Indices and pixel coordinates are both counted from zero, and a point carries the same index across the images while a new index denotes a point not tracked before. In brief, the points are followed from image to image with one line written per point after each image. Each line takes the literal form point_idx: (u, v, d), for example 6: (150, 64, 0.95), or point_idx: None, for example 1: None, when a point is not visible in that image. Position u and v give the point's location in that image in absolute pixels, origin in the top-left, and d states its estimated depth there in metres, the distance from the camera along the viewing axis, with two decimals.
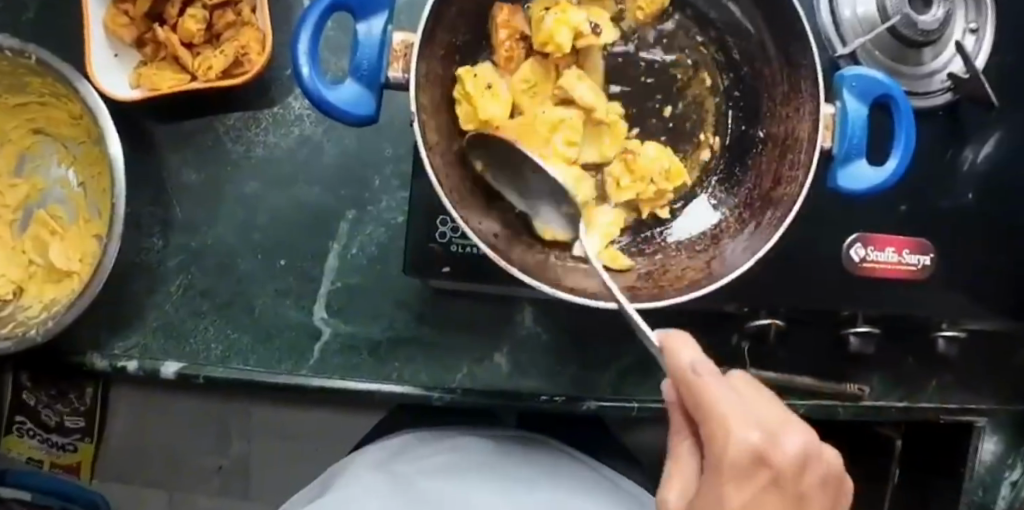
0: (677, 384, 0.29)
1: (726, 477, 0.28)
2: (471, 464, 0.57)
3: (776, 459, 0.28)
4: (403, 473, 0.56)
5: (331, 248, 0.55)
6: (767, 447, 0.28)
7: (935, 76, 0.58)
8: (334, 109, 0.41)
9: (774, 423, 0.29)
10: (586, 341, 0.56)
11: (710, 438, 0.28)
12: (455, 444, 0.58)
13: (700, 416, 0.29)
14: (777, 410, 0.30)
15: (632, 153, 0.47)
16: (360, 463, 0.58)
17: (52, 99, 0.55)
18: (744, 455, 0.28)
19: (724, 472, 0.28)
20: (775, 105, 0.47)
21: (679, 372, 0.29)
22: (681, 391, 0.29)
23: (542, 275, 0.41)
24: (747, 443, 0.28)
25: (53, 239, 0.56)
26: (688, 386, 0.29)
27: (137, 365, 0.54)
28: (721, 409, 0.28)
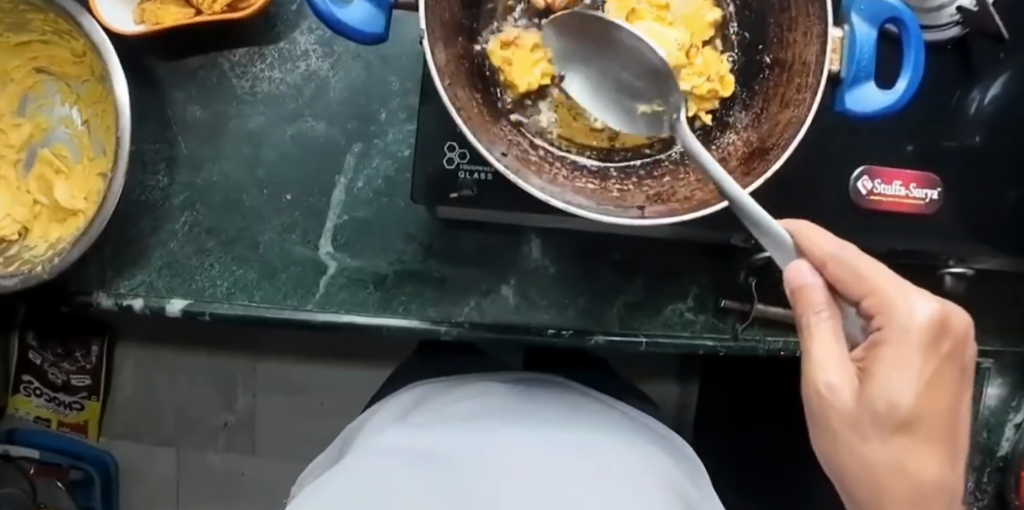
0: (827, 277, 0.33)
1: (910, 348, 0.32)
2: (492, 405, 0.60)
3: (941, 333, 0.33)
4: (430, 419, 0.59)
5: (338, 182, 0.55)
6: (944, 318, 0.33)
7: (946, 10, 0.55)
8: (353, 32, 0.40)
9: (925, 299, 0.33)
10: (592, 273, 0.56)
11: (894, 328, 0.32)
12: (469, 392, 0.63)
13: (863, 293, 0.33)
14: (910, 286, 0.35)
15: (693, 50, 0.47)
16: (376, 418, 0.62)
17: (55, 37, 0.54)
18: (928, 325, 0.32)
19: (905, 367, 0.32)
20: (782, 29, 0.46)
21: (844, 262, 0.33)
22: (848, 283, 0.33)
23: (549, 192, 0.41)
24: (922, 313, 0.33)
25: (58, 178, 0.55)
26: (861, 275, 0.33)
27: (142, 303, 0.54)
28: (889, 288, 0.32)
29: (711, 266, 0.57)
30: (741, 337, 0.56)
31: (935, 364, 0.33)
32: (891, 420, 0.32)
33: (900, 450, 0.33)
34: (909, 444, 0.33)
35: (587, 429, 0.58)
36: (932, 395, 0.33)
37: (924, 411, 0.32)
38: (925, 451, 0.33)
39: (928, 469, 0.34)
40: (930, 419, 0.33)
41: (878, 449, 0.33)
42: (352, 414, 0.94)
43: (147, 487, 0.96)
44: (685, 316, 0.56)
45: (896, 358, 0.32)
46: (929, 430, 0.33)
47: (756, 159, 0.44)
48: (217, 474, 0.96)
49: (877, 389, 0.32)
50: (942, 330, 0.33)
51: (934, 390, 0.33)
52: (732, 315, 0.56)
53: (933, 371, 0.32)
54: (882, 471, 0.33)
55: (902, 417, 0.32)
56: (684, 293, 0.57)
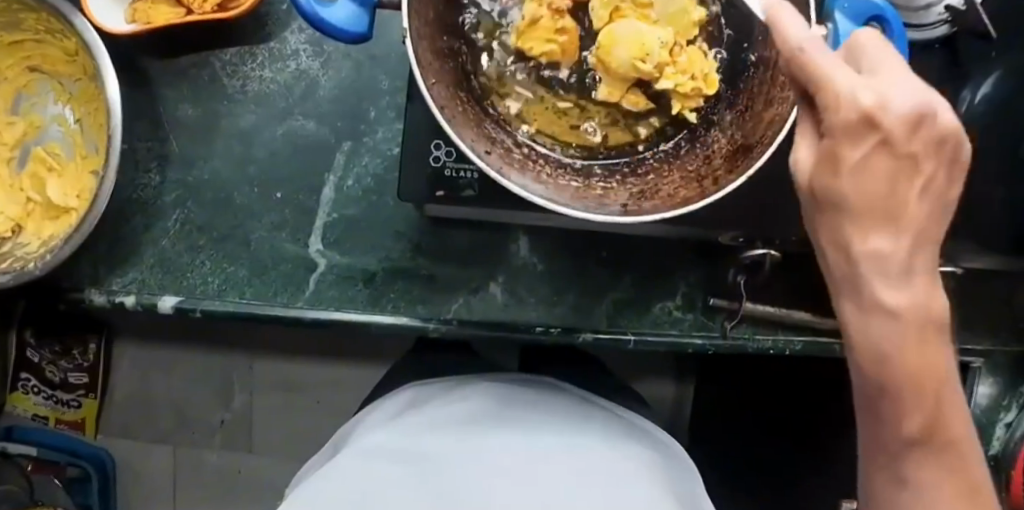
0: (789, 64, 0.30)
1: (835, 134, 0.29)
2: (482, 407, 0.60)
3: (886, 117, 0.28)
4: (422, 421, 0.59)
5: (328, 181, 0.56)
6: (881, 106, 0.28)
7: (933, 9, 0.55)
8: (337, 32, 0.40)
9: (902, 89, 0.29)
10: (581, 271, 0.56)
11: (821, 103, 0.29)
12: (462, 392, 0.63)
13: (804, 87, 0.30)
14: (905, 75, 0.30)
15: (675, 46, 0.47)
16: (369, 419, 0.62)
17: (48, 36, 0.55)
18: (857, 107, 0.28)
19: (839, 130, 0.29)
20: (768, 28, 0.46)
21: (788, 49, 0.30)
22: (793, 69, 0.30)
23: (532, 190, 0.42)
24: (857, 97, 0.28)
25: (51, 176, 0.56)
26: (799, 62, 0.29)
27: (134, 300, 0.55)
28: (823, 73, 0.29)
29: (700, 264, 0.57)
30: (729, 334, 0.56)
31: (865, 145, 0.29)
32: (824, 203, 0.31)
33: (835, 225, 0.31)
34: (847, 228, 0.30)
35: (577, 433, 0.58)
36: (867, 178, 0.29)
37: (851, 194, 0.29)
38: (867, 231, 0.30)
39: (868, 263, 0.30)
40: (853, 184, 0.29)
41: (822, 230, 0.32)
42: (348, 412, 0.94)
43: (144, 484, 0.97)
44: (673, 314, 0.57)
45: (835, 151, 0.29)
46: (868, 211, 0.30)
47: (739, 156, 0.44)
48: (214, 472, 0.96)
49: (823, 178, 0.30)
50: (876, 117, 0.28)
51: (871, 173, 0.29)
52: (721, 313, 0.56)
53: (867, 154, 0.29)
54: (840, 260, 0.31)
55: (828, 195, 0.30)
56: (673, 291, 0.57)
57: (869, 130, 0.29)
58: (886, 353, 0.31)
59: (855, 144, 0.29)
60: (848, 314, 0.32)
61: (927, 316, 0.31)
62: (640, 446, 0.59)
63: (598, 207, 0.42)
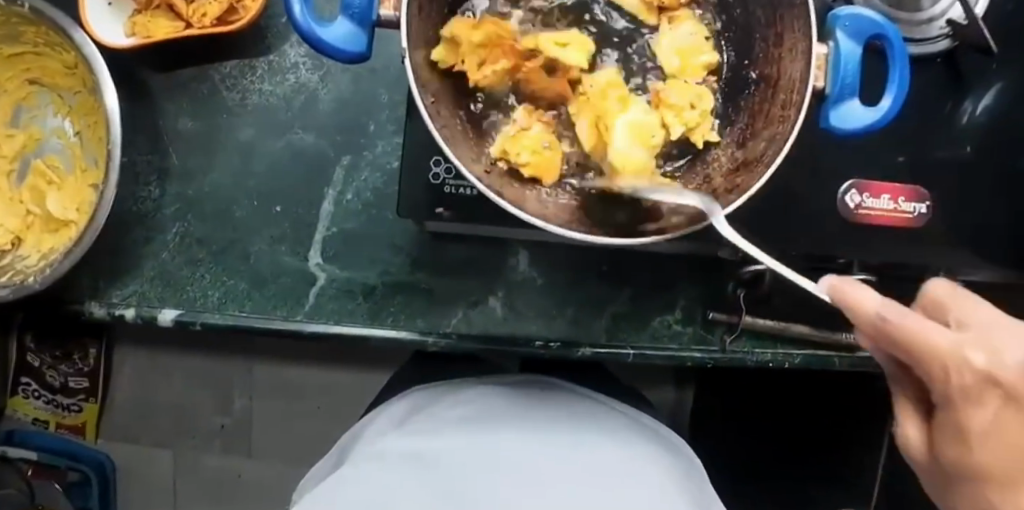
0: (871, 335, 0.29)
1: (955, 401, 0.27)
2: (485, 411, 0.60)
3: (1005, 378, 0.27)
4: (427, 428, 0.58)
5: (327, 194, 0.56)
6: (999, 370, 0.27)
7: (934, 23, 0.56)
8: (334, 51, 0.40)
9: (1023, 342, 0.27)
10: (580, 285, 0.57)
11: (925, 369, 0.27)
12: (464, 396, 0.62)
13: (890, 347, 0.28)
14: (1017, 334, 0.27)
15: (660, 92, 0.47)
16: (374, 425, 0.62)
17: (47, 49, 0.55)
18: (977, 372, 0.27)
19: (957, 397, 0.27)
20: (769, 45, 0.46)
21: (863, 320, 0.28)
22: (874, 336, 0.29)
23: (532, 211, 0.41)
24: (964, 357, 0.26)
25: (50, 189, 0.56)
26: (887, 331, 0.28)
27: (134, 313, 0.55)
28: (916, 342, 0.27)
29: (699, 277, 0.57)
30: (729, 348, 0.56)
31: (993, 412, 0.27)
32: (970, 468, 0.29)
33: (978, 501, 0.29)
34: (995, 492, 0.29)
35: (581, 435, 0.58)
36: (1004, 446, 0.27)
37: (990, 461, 0.28)
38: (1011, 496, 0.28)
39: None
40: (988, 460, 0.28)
41: (967, 490, 0.30)
42: (347, 416, 0.95)
43: (144, 487, 0.97)
44: (673, 328, 0.57)
45: (961, 417, 0.28)
46: (998, 472, 0.28)
47: (740, 174, 0.44)
48: (214, 476, 0.97)
49: (950, 451, 0.30)
50: (995, 377, 0.27)
51: (1009, 442, 0.27)
52: (721, 327, 0.56)
53: (999, 419, 0.27)
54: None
55: (960, 467, 0.29)
56: (673, 305, 0.57)
57: (987, 389, 0.27)
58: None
59: (978, 406, 0.27)
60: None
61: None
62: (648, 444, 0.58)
63: (599, 227, 0.42)
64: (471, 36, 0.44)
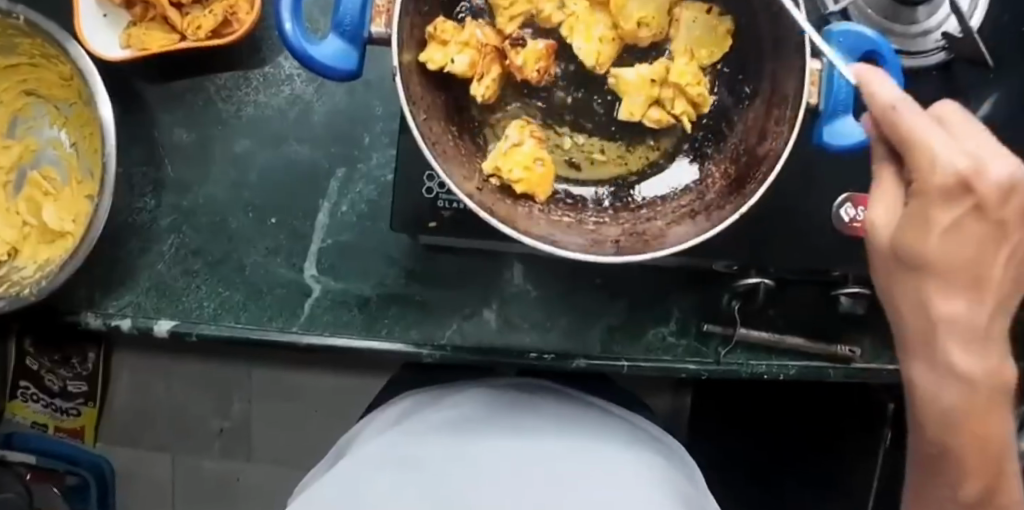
0: (878, 116, 0.31)
1: (930, 198, 0.30)
2: (480, 413, 0.60)
3: (978, 184, 0.29)
4: (425, 429, 0.58)
5: (322, 206, 0.56)
6: (977, 173, 0.29)
7: (930, 36, 0.56)
8: (325, 68, 0.41)
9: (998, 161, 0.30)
10: (574, 296, 0.57)
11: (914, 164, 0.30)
12: (460, 399, 0.62)
13: (898, 140, 0.31)
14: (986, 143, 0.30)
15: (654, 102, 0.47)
16: (371, 426, 0.62)
17: (43, 61, 0.55)
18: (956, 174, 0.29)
19: (939, 194, 0.30)
20: (762, 61, 0.46)
21: (876, 111, 0.31)
22: (887, 127, 0.31)
23: (522, 227, 0.41)
24: (951, 163, 0.29)
25: (47, 200, 0.56)
26: (891, 119, 0.31)
27: (130, 324, 0.55)
28: (916, 133, 0.30)
29: (694, 289, 0.57)
30: (724, 360, 0.56)
31: (954, 213, 0.30)
32: (919, 262, 0.31)
33: (913, 284, 0.33)
34: (934, 286, 0.32)
35: (576, 439, 0.58)
36: (955, 247, 0.31)
37: (938, 258, 0.31)
38: (946, 292, 0.32)
39: (937, 310, 0.32)
40: (936, 246, 0.31)
41: (903, 292, 0.33)
42: (345, 421, 0.95)
43: (144, 491, 0.97)
44: (667, 340, 0.57)
45: (928, 211, 0.30)
46: (977, 279, 0.32)
47: (733, 191, 0.44)
48: (212, 480, 0.97)
49: (909, 237, 0.31)
50: (970, 183, 0.29)
51: (962, 240, 0.31)
52: (715, 339, 0.57)
53: (958, 223, 0.30)
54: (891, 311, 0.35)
55: (913, 256, 0.31)
56: (667, 317, 0.57)
57: (961, 194, 0.30)
58: (944, 406, 0.35)
59: (947, 206, 0.30)
60: (921, 376, 0.35)
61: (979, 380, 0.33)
62: (645, 448, 0.58)
63: (589, 244, 0.42)
64: (458, 37, 0.44)
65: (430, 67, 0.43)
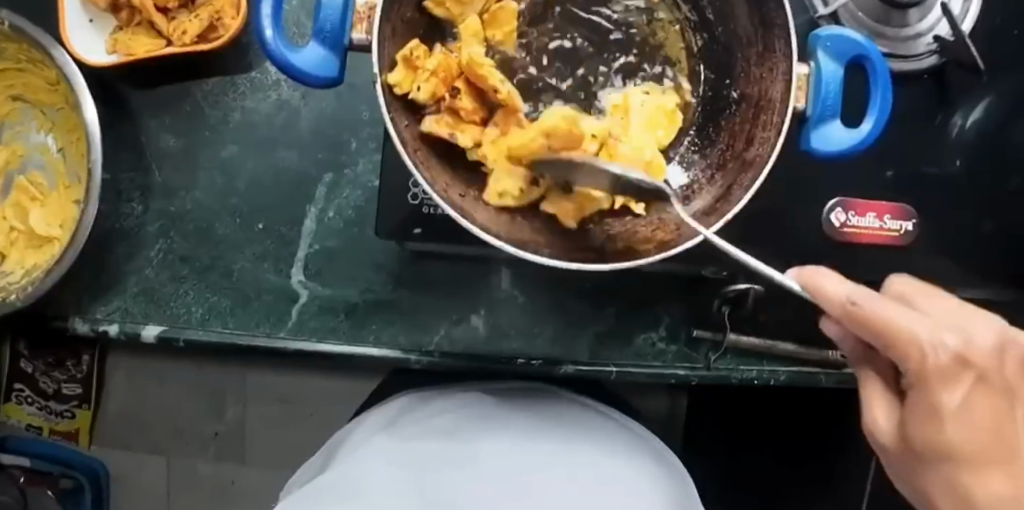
0: (841, 318, 0.31)
1: (930, 383, 0.30)
2: (471, 420, 0.58)
3: (972, 360, 0.30)
4: (414, 433, 0.57)
5: (309, 211, 0.56)
6: (965, 350, 0.29)
7: (922, 39, 0.55)
8: (303, 75, 0.41)
9: (985, 327, 0.31)
10: (561, 301, 0.56)
11: (900, 356, 0.30)
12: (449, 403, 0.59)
13: (877, 338, 0.31)
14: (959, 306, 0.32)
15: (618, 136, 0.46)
16: (356, 428, 0.60)
17: (29, 66, 0.54)
18: (949, 356, 0.29)
19: (934, 379, 0.29)
20: (748, 66, 0.45)
21: (834, 309, 0.31)
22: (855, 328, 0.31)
23: (503, 235, 0.41)
24: (941, 345, 0.29)
25: (34, 205, 0.56)
26: (855, 317, 0.31)
27: (118, 329, 0.55)
28: (891, 325, 0.30)
29: (684, 295, 0.57)
30: (713, 366, 0.56)
31: (971, 394, 0.29)
32: (949, 453, 0.30)
33: (945, 479, 0.31)
34: (967, 472, 0.30)
35: (566, 447, 0.56)
36: (991, 434, 0.29)
37: (968, 447, 0.29)
38: (983, 478, 0.29)
39: None
40: (965, 434, 0.29)
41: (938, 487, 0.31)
42: (339, 425, 0.95)
43: (139, 494, 0.97)
44: (657, 346, 0.56)
45: (932, 397, 0.30)
46: None
47: (719, 198, 0.43)
48: (207, 483, 0.97)
49: (926, 430, 0.31)
50: (966, 357, 0.30)
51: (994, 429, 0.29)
52: (705, 345, 0.56)
53: (971, 406, 0.29)
54: (924, 502, 0.33)
55: (937, 448, 0.30)
56: (657, 323, 0.57)
57: (963, 371, 0.30)
58: None
59: (951, 389, 0.30)
60: None
61: None
62: (632, 455, 0.58)
63: (572, 251, 0.42)
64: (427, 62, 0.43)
65: (397, 90, 0.41)
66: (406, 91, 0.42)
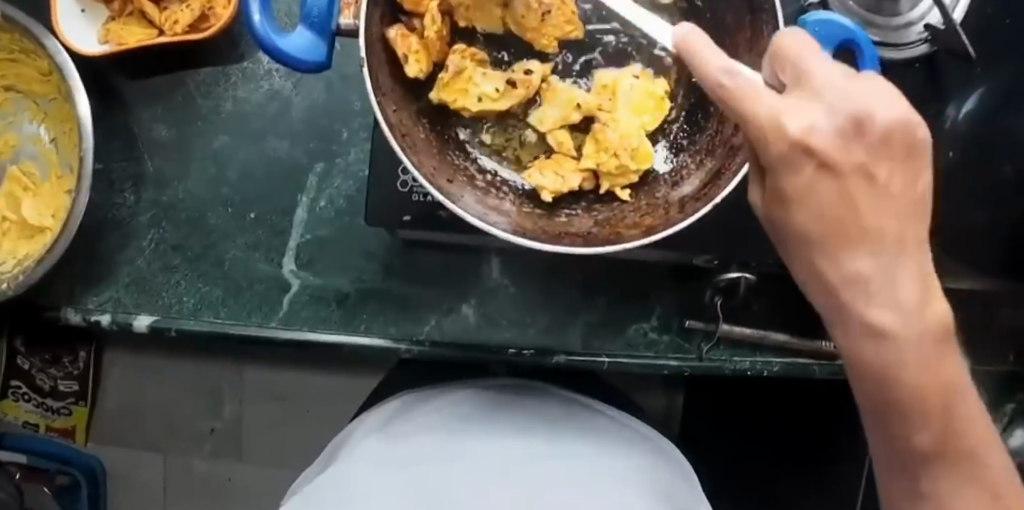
0: (709, 91, 0.31)
1: (776, 166, 0.29)
2: (469, 416, 0.57)
3: (819, 143, 0.28)
4: (408, 430, 0.55)
5: (300, 201, 0.56)
6: (809, 130, 0.28)
7: (913, 28, 0.54)
8: (293, 60, 0.41)
9: (858, 96, 0.29)
10: (552, 290, 0.56)
11: (749, 137, 0.29)
12: (448, 399, 0.58)
13: (732, 110, 0.30)
14: (851, 79, 0.29)
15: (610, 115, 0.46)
16: (354, 428, 0.59)
17: (22, 56, 0.55)
18: (791, 132, 0.28)
19: (776, 162, 0.29)
20: (736, 50, 0.45)
21: (707, 78, 0.31)
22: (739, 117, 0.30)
23: (491, 219, 0.41)
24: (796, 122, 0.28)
25: (26, 195, 0.56)
26: (725, 98, 0.30)
27: (109, 319, 0.54)
28: (739, 97, 0.29)
29: (676, 285, 0.56)
30: (706, 357, 0.55)
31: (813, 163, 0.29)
32: (809, 231, 0.30)
33: (804, 253, 0.31)
34: (817, 250, 0.30)
35: (566, 443, 0.55)
36: (824, 200, 0.29)
37: (809, 222, 0.30)
38: (839, 259, 0.30)
39: (833, 275, 0.30)
40: (807, 218, 0.30)
41: (800, 264, 0.32)
42: (334, 421, 0.94)
43: (136, 491, 0.97)
44: (649, 336, 0.56)
45: (777, 178, 0.30)
46: (858, 233, 0.29)
47: (707, 184, 0.43)
48: (203, 480, 0.97)
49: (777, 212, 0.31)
50: (807, 145, 0.28)
51: (825, 195, 0.29)
52: (697, 335, 0.56)
53: (813, 180, 0.29)
54: (801, 282, 0.33)
55: (792, 232, 0.31)
56: (649, 312, 0.56)
57: (804, 154, 0.29)
58: (885, 383, 0.31)
59: (794, 172, 0.29)
60: (844, 347, 0.32)
61: (928, 321, 0.30)
62: (633, 451, 0.56)
63: (559, 235, 0.42)
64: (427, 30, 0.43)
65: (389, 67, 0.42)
66: (401, 52, 0.42)
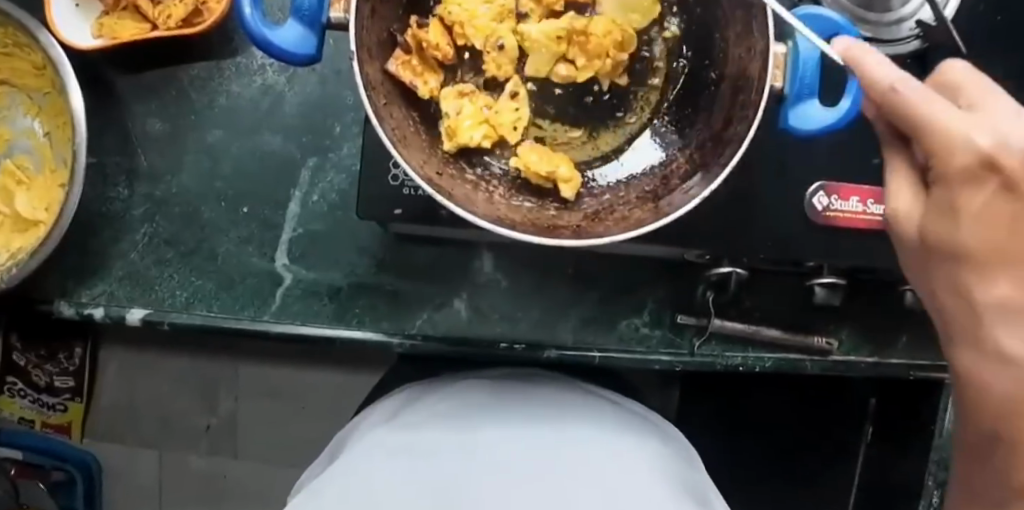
0: (883, 105, 0.29)
1: (953, 183, 0.27)
2: (477, 405, 0.56)
3: (1006, 161, 0.26)
4: (416, 422, 0.54)
5: (292, 195, 0.56)
6: (993, 152, 0.26)
7: (904, 24, 0.55)
8: (281, 51, 0.41)
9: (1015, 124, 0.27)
10: (545, 285, 0.56)
11: (930, 147, 0.27)
12: (454, 389, 0.58)
13: (911, 131, 0.28)
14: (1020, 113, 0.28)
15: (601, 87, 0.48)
16: (366, 417, 0.58)
17: (17, 50, 0.55)
18: (971, 153, 0.27)
19: (954, 179, 0.27)
20: (727, 45, 0.45)
21: (878, 89, 0.29)
22: (883, 106, 0.29)
23: (481, 212, 0.41)
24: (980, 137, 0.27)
25: (20, 189, 0.56)
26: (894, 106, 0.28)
27: (103, 312, 0.55)
28: (930, 117, 0.27)
29: (668, 279, 0.57)
30: (698, 351, 0.55)
31: (974, 191, 0.27)
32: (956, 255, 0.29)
33: (949, 273, 0.30)
34: (970, 272, 0.29)
35: (579, 428, 0.54)
36: (987, 227, 0.28)
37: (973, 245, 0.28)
38: (988, 281, 0.29)
39: (980, 295, 0.29)
40: (976, 234, 0.28)
41: (938, 280, 0.31)
42: (329, 418, 0.94)
43: (131, 487, 0.97)
44: (640, 331, 0.56)
45: (954, 201, 0.28)
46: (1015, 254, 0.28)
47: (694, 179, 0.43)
48: (199, 476, 0.97)
49: (937, 227, 0.29)
50: (996, 161, 0.26)
51: (988, 220, 0.28)
52: (690, 330, 0.56)
53: (982, 203, 0.27)
54: (927, 295, 0.32)
55: (946, 248, 0.29)
56: (640, 308, 0.56)
57: (988, 173, 0.27)
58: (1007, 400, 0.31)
59: (975, 190, 0.27)
60: (964, 358, 0.31)
61: None
62: (648, 437, 0.55)
63: (549, 228, 0.42)
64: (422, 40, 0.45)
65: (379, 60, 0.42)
66: (408, 80, 0.44)
